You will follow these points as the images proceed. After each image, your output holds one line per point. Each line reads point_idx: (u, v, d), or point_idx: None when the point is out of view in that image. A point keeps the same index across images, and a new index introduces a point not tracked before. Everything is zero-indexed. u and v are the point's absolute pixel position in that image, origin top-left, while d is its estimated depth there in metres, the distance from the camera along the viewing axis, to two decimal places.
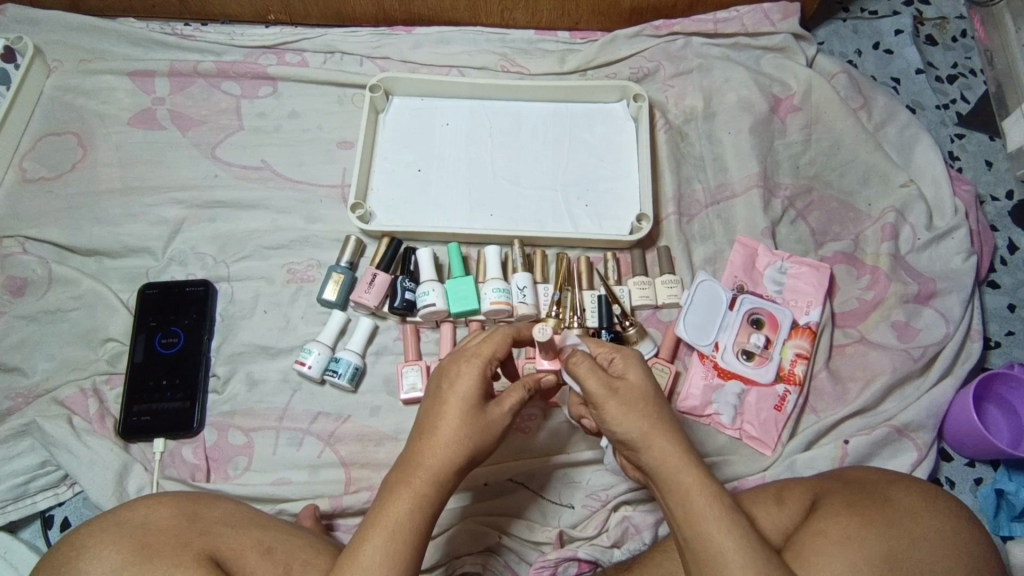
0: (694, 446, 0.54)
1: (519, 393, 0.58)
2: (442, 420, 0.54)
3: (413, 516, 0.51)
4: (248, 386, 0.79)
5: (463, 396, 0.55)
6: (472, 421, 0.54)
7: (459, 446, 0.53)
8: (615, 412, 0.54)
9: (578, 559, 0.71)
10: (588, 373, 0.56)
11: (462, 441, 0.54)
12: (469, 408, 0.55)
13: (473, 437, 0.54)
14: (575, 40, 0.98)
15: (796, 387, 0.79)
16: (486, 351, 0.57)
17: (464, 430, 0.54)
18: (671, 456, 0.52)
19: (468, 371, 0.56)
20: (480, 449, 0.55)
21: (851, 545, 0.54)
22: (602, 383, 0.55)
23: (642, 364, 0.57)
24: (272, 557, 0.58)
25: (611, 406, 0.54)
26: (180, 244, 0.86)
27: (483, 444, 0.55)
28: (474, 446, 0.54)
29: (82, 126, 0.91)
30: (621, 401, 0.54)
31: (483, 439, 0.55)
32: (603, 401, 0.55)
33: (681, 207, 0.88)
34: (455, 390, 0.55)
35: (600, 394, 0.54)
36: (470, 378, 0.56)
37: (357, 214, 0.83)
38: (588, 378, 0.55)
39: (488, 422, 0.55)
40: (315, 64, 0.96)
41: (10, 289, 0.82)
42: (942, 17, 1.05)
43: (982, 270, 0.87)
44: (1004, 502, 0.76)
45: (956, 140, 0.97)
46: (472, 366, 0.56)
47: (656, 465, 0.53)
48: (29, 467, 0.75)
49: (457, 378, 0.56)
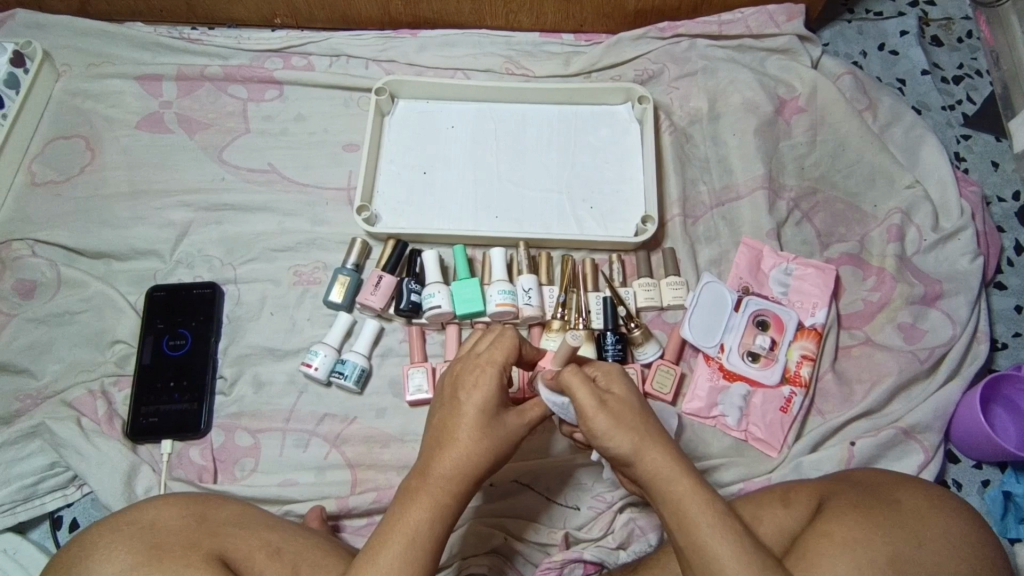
0: (685, 453, 0.54)
1: (543, 407, 0.60)
2: (461, 429, 0.54)
3: (433, 524, 0.51)
4: (255, 388, 0.80)
5: (479, 405, 0.55)
6: (490, 430, 0.55)
7: (478, 456, 0.54)
8: (605, 426, 0.53)
9: (584, 560, 0.70)
10: (580, 385, 0.55)
11: (480, 452, 0.54)
12: (487, 416, 0.55)
13: (492, 445, 0.54)
14: (580, 42, 0.99)
15: (802, 390, 0.79)
16: (498, 358, 0.57)
17: (482, 439, 0.54)
18: (662, 467, 0.52)
19: (483, 379, 0.56)
20: (498, 457, 0.55)
21: (855, 547, 0.54)
22: (592, 396, 0.54)
23: (626, 378, 0.58)
24: (281, 558, 0.58)
25: (601, 420, 0.53)
26: (187, 246, 0.86)
27: (502, 452, 0.55)
28: (492, 455, 0.54)
29: (91, 130, 0.92)
30: (610, 414, 0.54)
31: (503, 448, 0.55)
32: (591, 416, 0.54)
33: (686, 209, 0.88)
34: (472, 398, 0.55)
35: (590, 408, 0.53)
36: (487, 386, 0.56)
37: (362, 216, 0.83)
38: (578, 391, 0.55)
39: (507, 430, 0.56)
40: (321, 67, 0.97)
41: (20, 292, 0.83)
42: (947, 19, 1.05)
43: (988, 272, 0.87)
44: (1012, 504, 0.76)
45: (962, 141, 0.96)
46: (489, 373, 0.56)
47: (650, 475, 0.52)
48: (39, 468, 0.75)
49: (473, 387, 0.56)
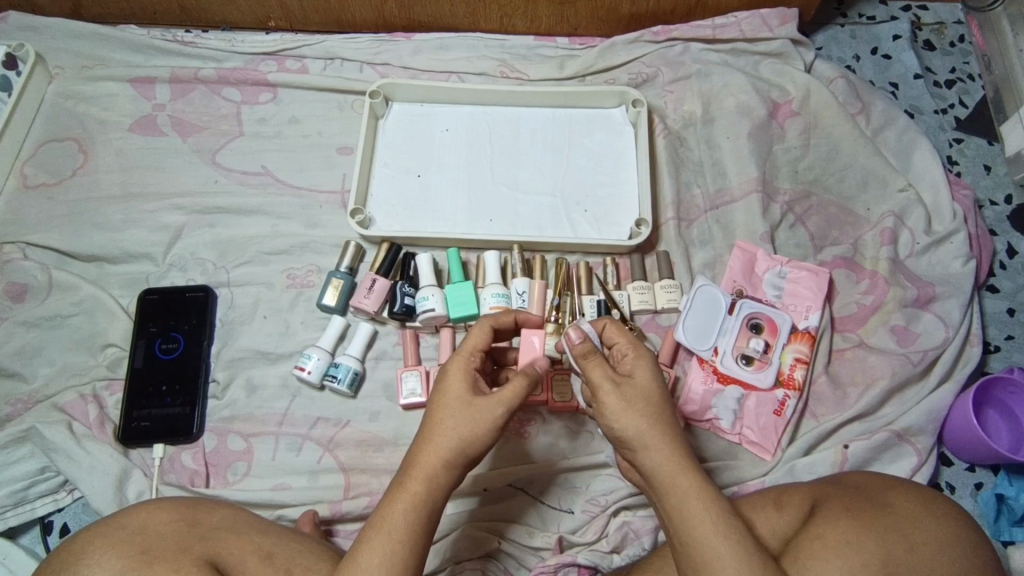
0: (693, 450, 0.54)
1: (515, 386, 0.56)
2: (434, 418, 0.55)
3: (408, 514, 0.51)
4: (248, 392, 0.79)
5: (450, 392, 0.56)
6: (461, 415, 0.54)
7: (451, 441, 0.54)
8: (615, 408, 0.54)
9: (578, 564, 0.70)
10: (596, 363, 0.56)
11: (449, 437, 0.54)
12: (458, 403, 0.55)
13: (461, 427, 0.54)
14: (574, 46, 0.99)
15: (796, 393, 0.79)
16: (468, 348, 0.59)
17: (452, 426, 0.54)
18: (667, 459, 0.52)
19: (454, 368, 0.57)
20: (472, 441, 0.54)
21: (848, 551, 0.54)
22: (608, 376, 0.56)
23: (652, 364, 0.57)
24: (272, 562, 0.58)
25: (611, 400, 0.54)
26: (180, 249, 0.86)
27: (476, 434, 0.54)
28: (465, 439, 0.54)
29: (83, 133, 0.92)
30: (622, 397, 0.54)
31: (475, 431, 0.54)
32: (604, 395, 0.55)
33: (680, 212, 0.88)
34: (444, 387, 0.56)
35: (603, 388, 0.55)
36: (456, 375, 0.57)
37: (356, 219, 0.83)
38: (594, 368, 0.56)
39: (478, 412, 0.55)
40: (315, 70, 0.97)
41: (11, 295, 0.82)
42: (940, 23, 1.05)
43: (981, 275, 0.87)
44: (1004, 507, 0.76)
45: (955, 145, 0.97)
46: (459, 363, 0.58)
47: (654, 465, 0.53)
48: (30, 473, 0.74)
49: (445, 377, 0.57)
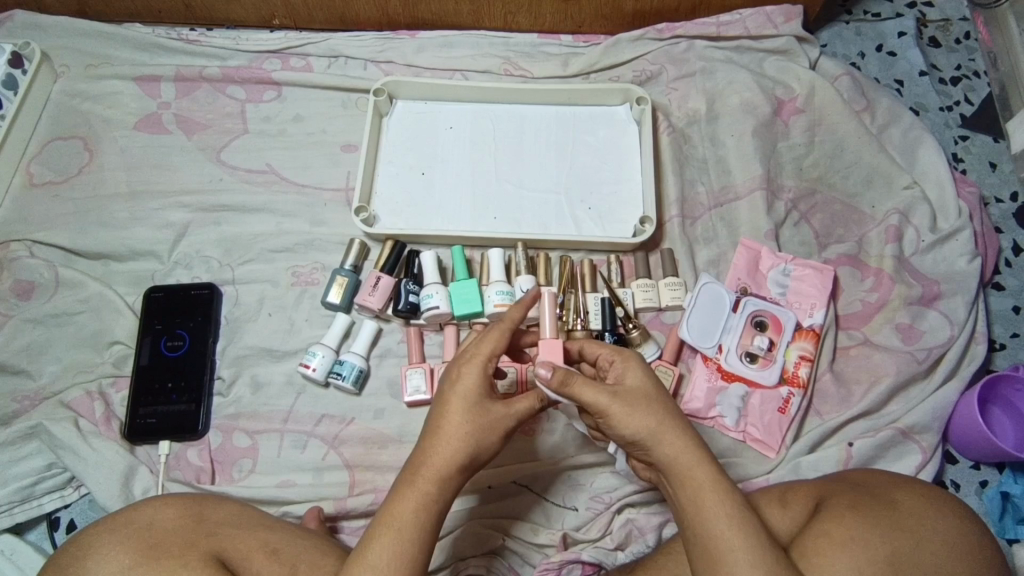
0: (705, 441, 0.54)
1: (531, 400, 0.58)
2: (445, 419, 0.54)
3: (418, 514, 0.51)
4: (252, 389, 0.79)
5: (463, 395, 0.55)
6: (475, 421, 0.54)
7: (462, 444, 0.54)
8: (620, 416, 0.54)
9: (582, 561, 0.71)
10: (586, 386, 0.55)
11: (463, 440, 0.54)
12: (472, 407, 0.55)
13: (476, 434, 0.54)
14: (578, 43, 0.99)
15: (800, 390, 0.79)
16: (484, 349, 0.57)
17: (465, 430, 0.54)
18: (682, 454, 0.52)
19: (468, 370, 0.56)
20: (484, 447, 0.55)
21: (856, 547, 0.54)
22: (604, 389, 0.55)
23: (642, 365, 0.57)
24: (278, 558, 0.58)
25: (615, 409, 0.54)
26: (185, 247, 0.86)
27: (487, 441, 0.55)
28: (476, 444, 0.54)
29: (89, 132, 0.92)
30: (625, 403, 0.54)
31: (487, 439, 0.55)
32: (605, 407, 0.54)
33: (685, 210, 0.88)
34: (457, 388, 0.55)
35: (603, 400, 0.54)
36: (472, 377, 0.56)
37: (360, 217, 0.83)
38: (586, 389, 0.55)
39: (493, 421, 0.55)
40: (319, 68, 0.97)
41: (17, 293, 0.83)
42: (945, 20, 1.05)
43: (986, 273, 0.86)
44: (1009, 505, 0.76)
45: (960, 142, 0.96)
46: (473, 365, 0.56)
47: (669, 461, 0.53)
48: (37, 469, 0.75)
49: (458, 378, 0.56)
